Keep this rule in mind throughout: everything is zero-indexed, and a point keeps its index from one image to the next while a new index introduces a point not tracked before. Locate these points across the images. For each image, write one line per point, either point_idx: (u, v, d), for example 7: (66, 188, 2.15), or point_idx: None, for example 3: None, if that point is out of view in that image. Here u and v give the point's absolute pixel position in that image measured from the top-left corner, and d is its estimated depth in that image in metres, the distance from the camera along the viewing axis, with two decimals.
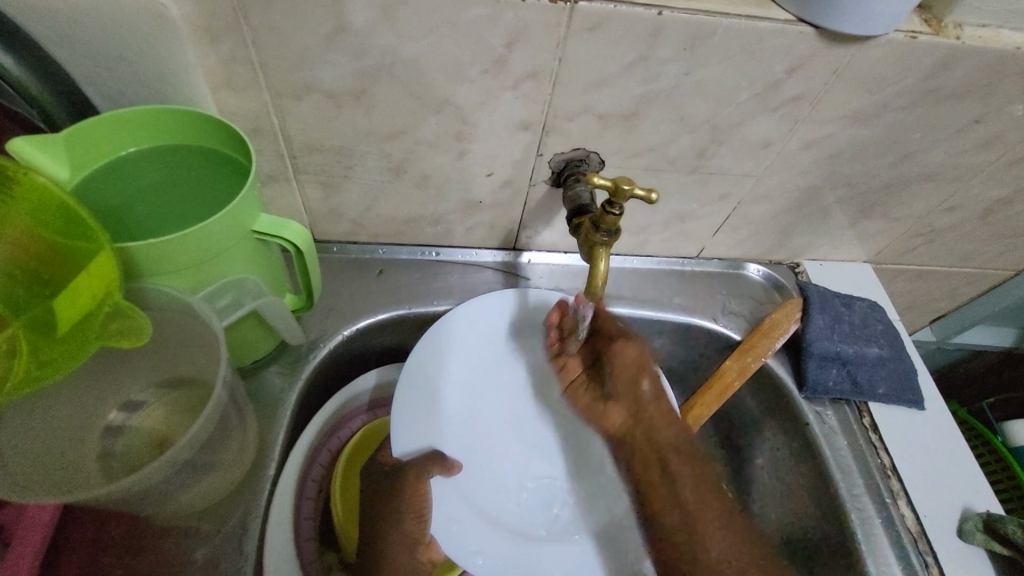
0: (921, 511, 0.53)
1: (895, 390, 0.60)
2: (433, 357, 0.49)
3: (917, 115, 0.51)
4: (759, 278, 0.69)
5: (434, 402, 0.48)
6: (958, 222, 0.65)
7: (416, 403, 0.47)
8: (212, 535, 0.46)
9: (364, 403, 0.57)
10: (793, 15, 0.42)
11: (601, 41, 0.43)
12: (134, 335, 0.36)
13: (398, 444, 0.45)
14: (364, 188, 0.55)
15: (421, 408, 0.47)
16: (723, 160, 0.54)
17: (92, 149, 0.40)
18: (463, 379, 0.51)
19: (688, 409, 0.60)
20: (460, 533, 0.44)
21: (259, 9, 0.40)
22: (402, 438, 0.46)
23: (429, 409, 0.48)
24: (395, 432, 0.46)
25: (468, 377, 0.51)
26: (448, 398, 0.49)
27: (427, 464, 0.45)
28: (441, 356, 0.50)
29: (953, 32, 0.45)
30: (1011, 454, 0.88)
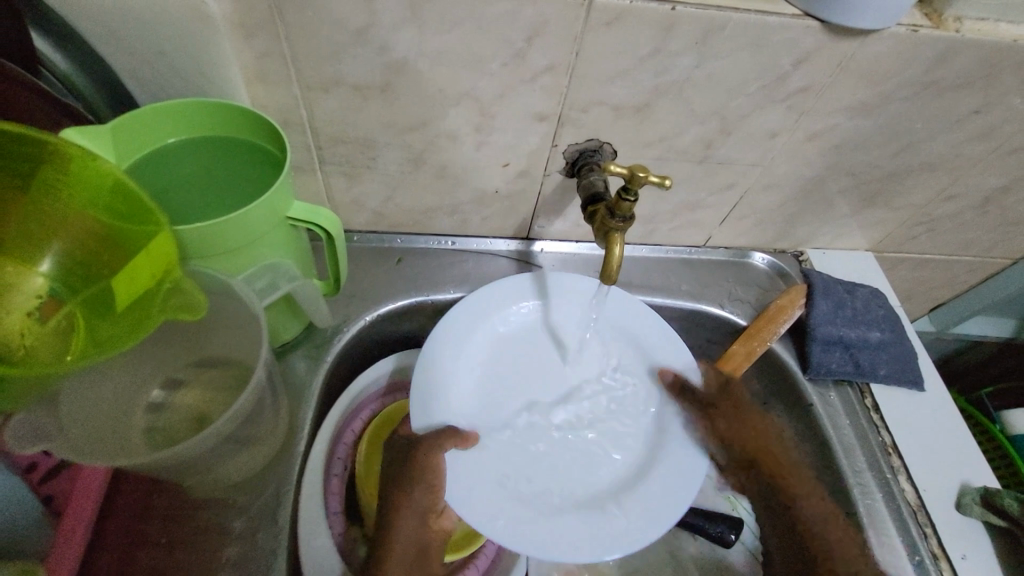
0: (920, 485, 0.56)
1: (896, 372, 0.62)
2: (447, 344, 0.53)
3: (919, 106, 0.53)
4: (763, 266, 0.71)
5: (454, 391, 0.51)
6: (957, 211, 0.67)
7: (429, 378, 0.51)
8: (248, 506, 0.49)
9: (383, 387, 0.60)
10: (800, 9, 0.44)
11: (616, 35, 0.45)
12: (193, 308, 0.38)
13: (415, 416, 0.49)
14: (385, 179, 0.57)
15: (433, 384, 0.51)
16: (732, 150, 0.56)
17: (136, 139, 0.42)
18: (484, 367, 0.54)
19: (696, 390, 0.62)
20: (477, 498, 0.45)
21: (293, 7, 0.42)
22: (419, 413, 0.49)
23: (457, 397, 0.51)
24: (413, 407, 0.49)
25: (485, 360, 0.54)
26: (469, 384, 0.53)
27: (441, 439, 0.47)
28: (454, 344, 0.53)
29: (953, 25, 0.47)
30: (1009, 441, 0.91)
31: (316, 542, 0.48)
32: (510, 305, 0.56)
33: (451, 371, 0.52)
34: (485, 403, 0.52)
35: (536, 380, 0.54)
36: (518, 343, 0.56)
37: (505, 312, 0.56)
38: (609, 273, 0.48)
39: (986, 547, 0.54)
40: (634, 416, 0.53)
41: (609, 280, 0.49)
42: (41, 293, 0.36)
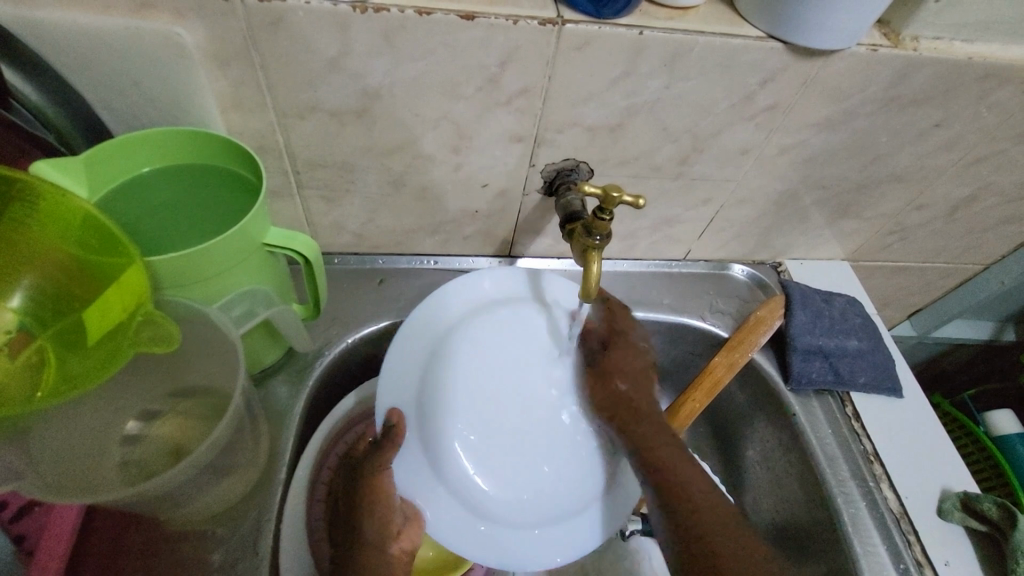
0: (902, 493, 0.56)
1: (875, 379, 0.63)
2: (421, 419, 0.47)
3: (883, 120, 0.54)
4: (743, 278, 0.72)
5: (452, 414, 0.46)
6: (927, 219, 0.69)
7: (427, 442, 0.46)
8: (228, 537, 0.48)
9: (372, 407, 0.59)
10: (764, 32, 0.46)
11: (588, 59, 0.46)
12: (165, 341, 0.38)
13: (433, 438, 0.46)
14: (365, 201, 0.57)
15: (431, 445, 0.46)
16: (705, 166, 0.57)
17: (111, 169, 0.42)
18: (531, 490, 0.47)
19: (678, 410, 0.62)
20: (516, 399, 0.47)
21: (267, 36, 0.42)
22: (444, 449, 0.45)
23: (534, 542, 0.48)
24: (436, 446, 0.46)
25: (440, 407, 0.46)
26: (535, 506, 0.47)
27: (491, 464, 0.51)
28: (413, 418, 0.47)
29: (910, 45, 0.48)
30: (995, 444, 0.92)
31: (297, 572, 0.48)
32: (397, 374, 0.49)
33: (469, 510, 0.46)
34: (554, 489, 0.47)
35: (503, 424, 0.47)
36: (484, 462, 0.46)
37: (400, 376, 0.49)
38: (392, 412, 0.47)
39: (969, 553, 0.54)
40: (518, 370, 0.48)
41: (399, 420, 0.47)
42: (10, 328, 0.36)
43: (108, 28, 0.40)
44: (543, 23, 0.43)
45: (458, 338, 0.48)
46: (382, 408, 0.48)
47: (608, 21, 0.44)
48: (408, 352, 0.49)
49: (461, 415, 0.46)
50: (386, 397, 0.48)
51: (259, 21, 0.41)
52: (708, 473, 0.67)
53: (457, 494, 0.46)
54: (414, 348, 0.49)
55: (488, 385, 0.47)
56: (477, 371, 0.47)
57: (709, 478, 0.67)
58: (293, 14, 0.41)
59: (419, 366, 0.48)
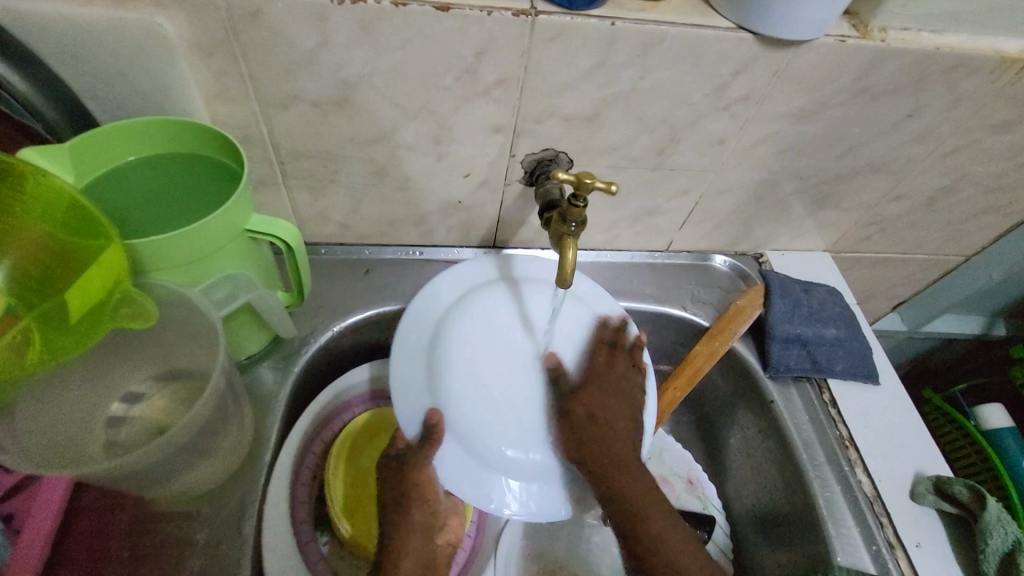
0: (876, 477, 0.57)
1: (853, 367, 0.64)
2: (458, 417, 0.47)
3: (856, 111, 0.55)
4: (725, 269, 0.73)
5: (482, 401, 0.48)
6: (905, 210, 0.70)
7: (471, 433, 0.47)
8: (211, 516, 0.49)
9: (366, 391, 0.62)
10: (733, 23, 0.47)
11: (562, 50, 0.47)
12: (141, 316, 0.41)
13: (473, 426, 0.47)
14: (349, 191, 0.58)
15: (475, 435, 0.47)
16: (682, 157, 0.58)
17: (94, 157, 0.43)
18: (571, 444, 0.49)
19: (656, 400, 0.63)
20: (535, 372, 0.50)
21: (247, 27, 0.43)
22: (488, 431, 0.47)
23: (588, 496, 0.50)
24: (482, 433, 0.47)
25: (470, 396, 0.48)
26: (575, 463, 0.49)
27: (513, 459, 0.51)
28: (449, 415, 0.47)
29: (878, 35, 0.49)
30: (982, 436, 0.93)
31: (280, 551, 0.49)
32: (411, 378, 0.49)
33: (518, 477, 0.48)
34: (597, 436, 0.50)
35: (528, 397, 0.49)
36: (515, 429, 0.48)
37: (414, 377, 0.49)
38: (429, 416, 0.47)
39: (942, 536, 0.55)
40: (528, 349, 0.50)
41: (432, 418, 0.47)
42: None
43: (93, 19, 0.42)
44: (516, 14, 0.44)
45: (457, 332, 0.50)
46: (410, 414, 0.48)
47: (580, 12, 0.45)
48: (409, 347, 0.50)
49: (489, 397, 0.48)
50: (402, 397, 0.48)
51: (240, 12, 0.42)
52: (690, 460, 0.68)
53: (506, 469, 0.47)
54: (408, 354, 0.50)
55: (504, 366, 0.49)
56: (490, 357, 0.49)
57: (691, 464, 0.68)
58: (272, 6, 0.42)
59: (431, 364, 0.49)
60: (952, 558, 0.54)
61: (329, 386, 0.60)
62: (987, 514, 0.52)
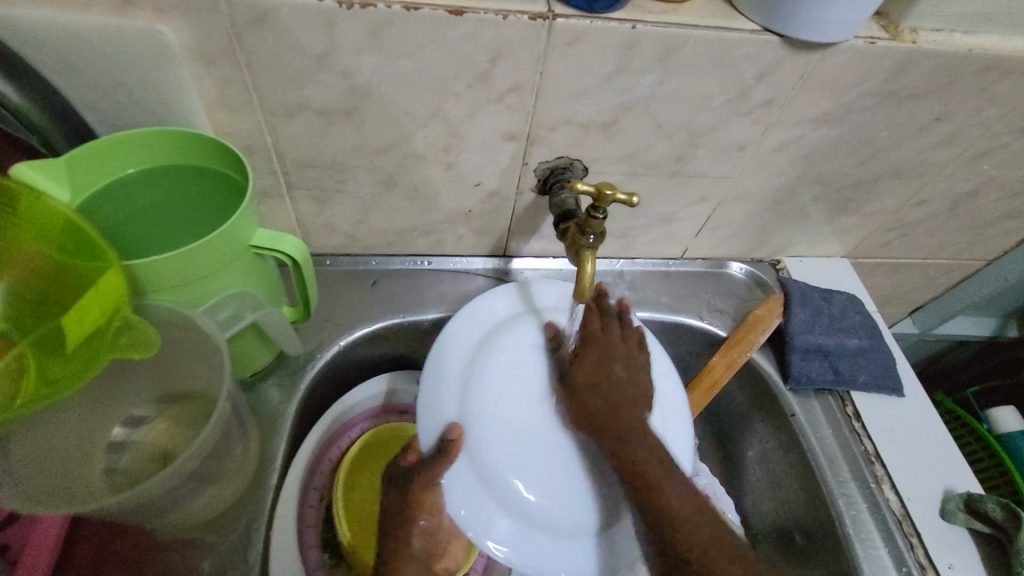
0: (904, 495, 0.55)
1: (876, 378, 0.62)
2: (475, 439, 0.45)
3: (882, 115, 0.53)
4: (741, 276, 0.71)
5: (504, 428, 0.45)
6: (927, 216, 0.68)
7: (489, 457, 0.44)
8: (217, 544, 0.48)
9: (378, 406, 0.60)
10: (759, 25, 0.45)
11: (579, 55, 0.45)
12: (143, 346, 0.38)
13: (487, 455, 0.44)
14: (356, 202, 0.56)
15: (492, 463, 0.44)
16: (702, 163, 0.56)
17: (94, 173, 0.41)
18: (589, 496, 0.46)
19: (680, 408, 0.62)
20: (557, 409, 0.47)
21: (251, 34, 0.41)
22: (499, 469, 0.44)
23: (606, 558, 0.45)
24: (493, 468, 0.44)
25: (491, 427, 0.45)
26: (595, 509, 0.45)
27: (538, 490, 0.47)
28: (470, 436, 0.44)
29: (909, 37, 0.47)
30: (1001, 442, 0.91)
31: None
32: (440, 389, 0.47)
33: (525, 522, 0.44)
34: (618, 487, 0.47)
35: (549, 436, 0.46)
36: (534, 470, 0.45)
37: (442, 387, 0.47)
38: (452, 427, 0.44)
39: (973, 556, 0.53)
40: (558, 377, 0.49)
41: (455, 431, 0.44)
42: None
43: (90, 26, 0.39)
44: (533, 17, 0.42)
45: (495, 349, 0.49)
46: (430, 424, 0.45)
47: (599, 15, 0.43)
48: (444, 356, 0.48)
49: (510, 428, 0.45)
50: (427, 405, 0.46)
51: (243, 18, 0.40)
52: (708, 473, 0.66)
53: (520, 513, 0.44)
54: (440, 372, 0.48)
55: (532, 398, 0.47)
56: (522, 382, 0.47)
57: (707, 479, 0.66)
58: (277, 11, 0.40)
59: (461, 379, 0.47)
60: None
61: (335, 402, 0.58)
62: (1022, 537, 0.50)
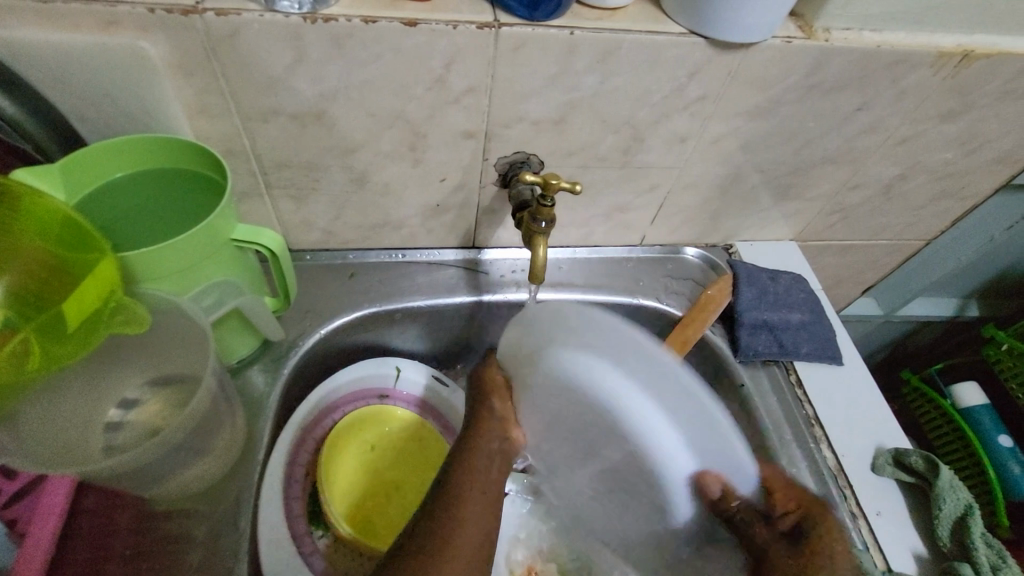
0: (840, 452, 0.61)
1: (817, 349, 0.67)
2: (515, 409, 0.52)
3: (808, 107, 0.58)
4: (696, 260, 0.76)
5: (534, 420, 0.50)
6: (864, 199, 0.74)
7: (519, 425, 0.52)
8: (209, 513, 0.52)
9: (357, 391, 0.65)
10: (686, 28, 0.50)
11: (525, 59, 0.50)
12: (137, 323, 0.44)
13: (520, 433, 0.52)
14: (331, 199, 0.61)
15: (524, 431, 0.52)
16: (649, 154, 0.61)
17: (84, 175, 0.45)
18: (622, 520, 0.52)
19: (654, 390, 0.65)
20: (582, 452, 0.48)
21: (226, 47, 0.46)
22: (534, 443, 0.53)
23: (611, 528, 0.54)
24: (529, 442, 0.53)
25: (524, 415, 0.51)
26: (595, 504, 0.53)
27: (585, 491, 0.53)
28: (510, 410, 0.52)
29: (822, 36, 0.52)
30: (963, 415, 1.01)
31: (276, 541, 0.52)
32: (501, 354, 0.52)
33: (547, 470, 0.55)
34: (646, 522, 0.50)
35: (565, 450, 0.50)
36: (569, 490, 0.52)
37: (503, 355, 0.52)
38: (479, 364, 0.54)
39: (900, 505, 0.58)
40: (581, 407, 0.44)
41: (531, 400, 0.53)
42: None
43: (78, 43, 0.44)
44: (481, 26, 0.47)
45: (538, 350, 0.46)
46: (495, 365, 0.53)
47: (540, 24, 0.48)
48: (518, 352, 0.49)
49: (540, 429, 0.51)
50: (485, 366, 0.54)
51: (218, 33, 0.45)
52: None
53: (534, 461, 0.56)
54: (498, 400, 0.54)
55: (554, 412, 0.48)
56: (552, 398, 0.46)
57: None
58: (247, 26, 0.44)
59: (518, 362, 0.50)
60: (909, 525, 0.57)
61: (319, 384, 0.64)
62: (939, 481, 0.56)
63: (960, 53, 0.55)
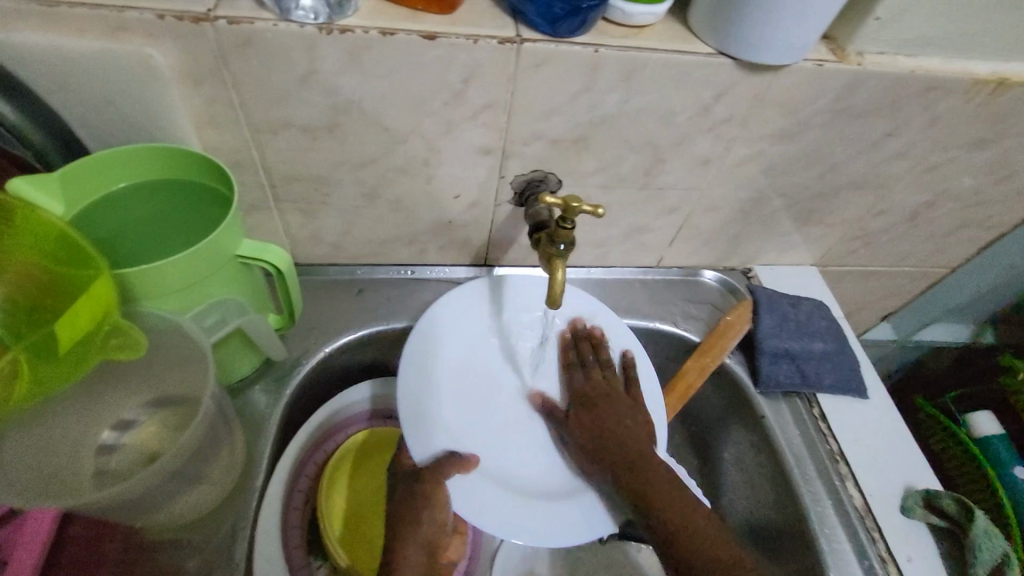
0: (867, 492, 0.58)
1: (841, 381, 0.65)
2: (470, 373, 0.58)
3: (836, 131, 0.56)
4: (714, 283, 0.74)
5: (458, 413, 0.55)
6: (889, 225, 0.71)
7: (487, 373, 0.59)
8: (202, 544, 0.49)
9: (365, 410, 0.63)
10: (714, 48, 0.48)
11: (548, 75, 0.48)
12: (131, 348, 0.41)
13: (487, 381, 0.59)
14: (341, 213, 0.59)
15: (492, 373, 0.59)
16: (669, 176, 0.59)
17: (85, 186, 0.44)
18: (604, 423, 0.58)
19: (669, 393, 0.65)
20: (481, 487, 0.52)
21: (237, 56, 0.44)
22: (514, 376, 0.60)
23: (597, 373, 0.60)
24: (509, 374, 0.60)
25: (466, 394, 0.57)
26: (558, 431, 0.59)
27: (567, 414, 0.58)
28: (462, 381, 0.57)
29: (855, 59, 0.50)
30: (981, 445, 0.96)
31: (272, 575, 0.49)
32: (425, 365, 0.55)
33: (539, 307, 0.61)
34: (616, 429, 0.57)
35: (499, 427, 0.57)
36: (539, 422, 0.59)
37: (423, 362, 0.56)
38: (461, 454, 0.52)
39: (932, 551, 0.55)
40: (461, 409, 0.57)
41: (469, 459, 0.52)
42: None
43: (83, 50, 0.42)
44: (502, 42, 0.45)
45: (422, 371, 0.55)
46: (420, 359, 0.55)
47: (564, 40, 0.46)
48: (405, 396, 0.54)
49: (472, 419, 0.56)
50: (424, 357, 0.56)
51: (229, 42, 0.43)
52: None
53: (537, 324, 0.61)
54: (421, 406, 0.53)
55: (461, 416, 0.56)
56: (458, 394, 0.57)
57: None
58: (260, 36, 0.43)
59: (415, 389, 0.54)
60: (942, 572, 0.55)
61: (325, 402, 0.62)
62: (974, 528, 0.54)
63: (995, 81, 0.53)
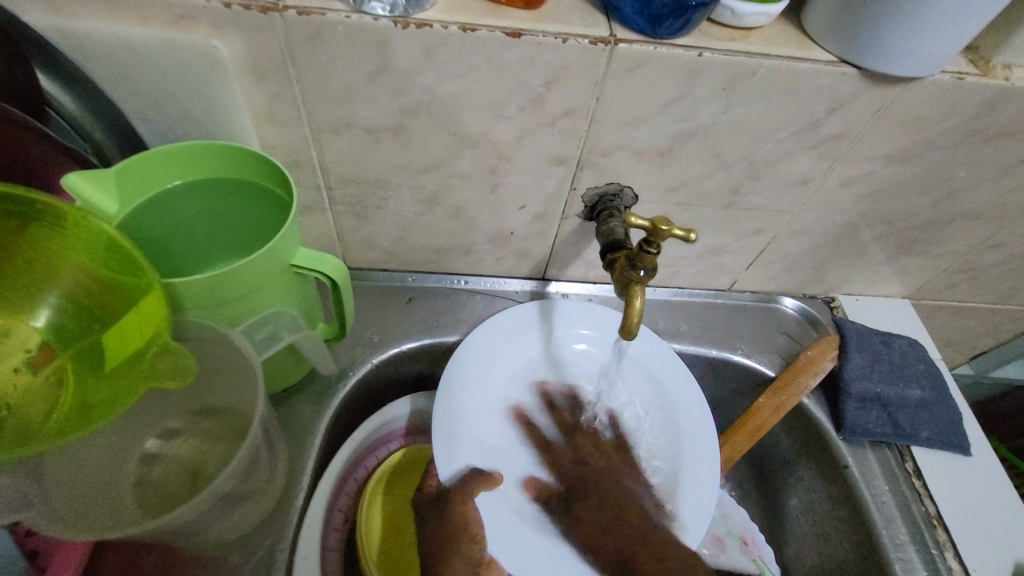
0: (970, 565, 0.51)
1: (939, 434, 0.57)
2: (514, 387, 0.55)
3: (963, 154, 0.49)
4: (793, 312, 0.67)
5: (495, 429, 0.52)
6: (1002, 259, 0.63)
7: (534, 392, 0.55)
8: (238, 565, 0.46)
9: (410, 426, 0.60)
10: (835, 55, 0.42)
11: (641, 81, 0.43)
12: (179, 374, 0.36)
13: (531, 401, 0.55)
14: (397, 218, 0.55)
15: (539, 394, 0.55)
16: (759, 196, 0.53)
17: (142, 184, 0.41)
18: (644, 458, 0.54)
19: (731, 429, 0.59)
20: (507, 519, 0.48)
21: (305, 50, 0.40)
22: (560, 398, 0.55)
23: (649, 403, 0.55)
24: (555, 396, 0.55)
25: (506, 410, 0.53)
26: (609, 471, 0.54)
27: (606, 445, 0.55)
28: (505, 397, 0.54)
29: (1001, 73, 0.44)
30: None
31: None
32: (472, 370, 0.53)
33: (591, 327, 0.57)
34: (663, 448, 0.53)
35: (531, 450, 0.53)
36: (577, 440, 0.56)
37: (471, 368, 0.53)
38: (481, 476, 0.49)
39: None
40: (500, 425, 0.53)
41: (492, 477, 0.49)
42: (34, 344, 0.36)
43: (147, 39, 0.39)
44: (594, 41, 0.40)
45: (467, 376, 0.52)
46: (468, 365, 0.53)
47: (664, 42, 0.41)
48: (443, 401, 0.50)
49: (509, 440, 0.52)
50: (472, 363, 0.53)
51: (297, 35, 0.40)
52: (744, 519, 0.64)
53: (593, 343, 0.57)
54: (452, 427, 0.49)
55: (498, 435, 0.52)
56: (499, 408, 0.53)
57: (745, 524, 0.63)
58: (331, 29, 0.39)
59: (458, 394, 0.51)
60: None
61: (371, 415, 0.59)
62: None
63: None
